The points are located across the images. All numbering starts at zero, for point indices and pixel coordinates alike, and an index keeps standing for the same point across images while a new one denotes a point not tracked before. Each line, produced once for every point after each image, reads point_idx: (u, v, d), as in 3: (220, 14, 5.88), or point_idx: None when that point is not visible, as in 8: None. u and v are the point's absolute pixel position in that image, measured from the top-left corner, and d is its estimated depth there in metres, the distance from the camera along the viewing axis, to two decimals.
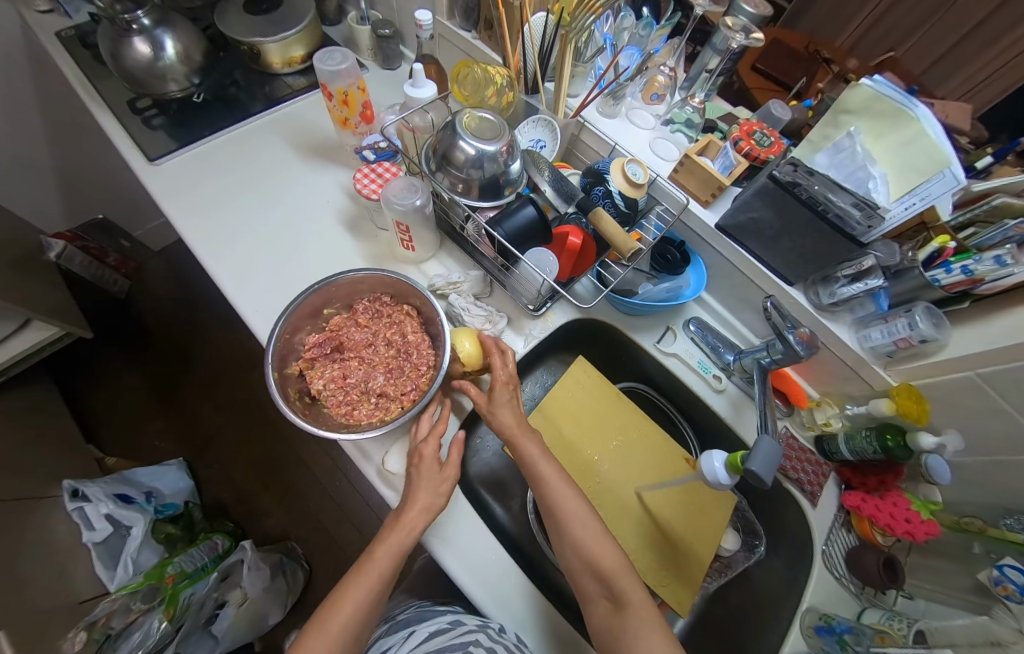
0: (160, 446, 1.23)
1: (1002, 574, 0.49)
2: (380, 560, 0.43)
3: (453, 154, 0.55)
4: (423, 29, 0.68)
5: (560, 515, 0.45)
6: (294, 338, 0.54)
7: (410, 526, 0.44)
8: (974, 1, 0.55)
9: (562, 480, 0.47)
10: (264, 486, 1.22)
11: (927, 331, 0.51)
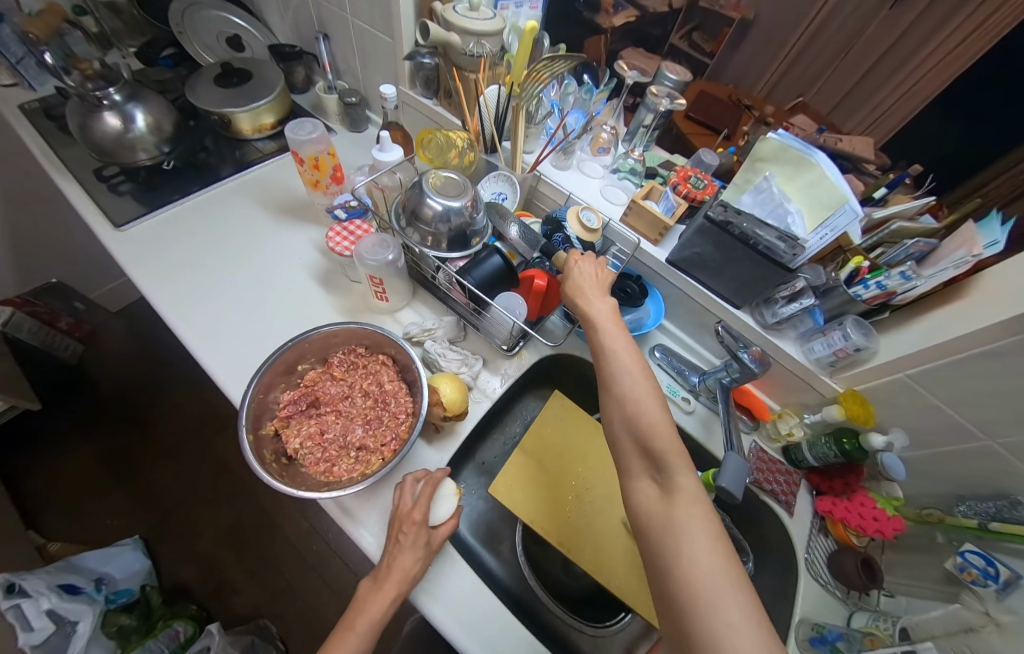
0: (113, 524, 1.12)
1: (965, 560, 0.53)
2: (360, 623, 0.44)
3: (421, 211, 0.60)
4: (388, 101, 0.74)
5: (618, 394, 0.42)
6: (268, 398, 0.53)
7: (389, 593, 0.45)
8: (864, 49, 0.63)
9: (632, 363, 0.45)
10: (233, 557, 1.12)
11: (859, 340, 0.57)
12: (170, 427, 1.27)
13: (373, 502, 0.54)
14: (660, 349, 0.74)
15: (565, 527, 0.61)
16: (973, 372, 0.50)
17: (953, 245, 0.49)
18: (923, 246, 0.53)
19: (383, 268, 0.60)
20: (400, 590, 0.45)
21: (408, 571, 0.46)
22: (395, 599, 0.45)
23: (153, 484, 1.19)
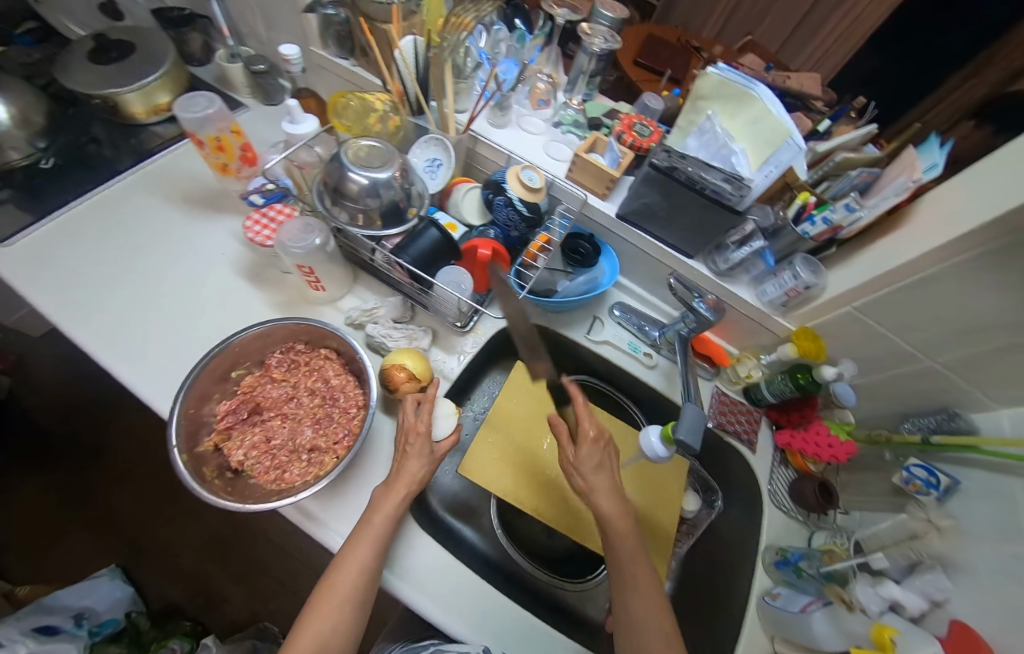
0: (86, 556, 1.07)
1: (911, 473, 0.56)
2: (374, 527, 0.44)
3: (345, 186, 0.55)
4: (292, 65, 0.67)
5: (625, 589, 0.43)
6: (201, 412, 0.49)
7: (405, 490, 0.46)
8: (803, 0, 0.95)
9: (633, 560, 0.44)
10: (221, 569, 1.10)
11: (808, 278, 0.57)
12: (126, 453, 1.19)
13: (336, 500, 0.51)
14: (619, 307, 0.74)
15: (540, 496, 0.61)
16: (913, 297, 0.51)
17: (896, 173, 0.49)
18: (866, 176, 0.52)
19: (311, 253, 0.56)
20: (414, 489, 0.47)
21: (420, 473, 0.47)
22: (410, 496, 0.46)
23: (120, 512, 1.13)
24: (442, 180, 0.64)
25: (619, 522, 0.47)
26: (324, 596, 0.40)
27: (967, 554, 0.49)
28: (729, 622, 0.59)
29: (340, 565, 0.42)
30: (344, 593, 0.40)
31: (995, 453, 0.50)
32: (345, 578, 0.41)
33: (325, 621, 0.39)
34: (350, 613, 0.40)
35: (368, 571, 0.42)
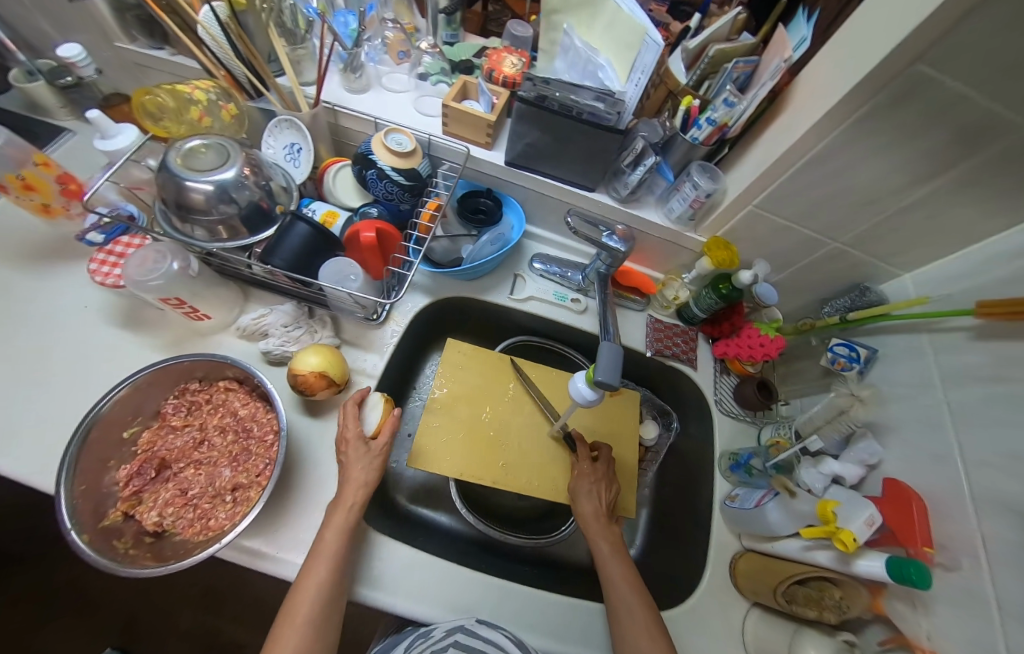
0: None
1: (834, 353, 0.59)
2: (326, 544, 0.42)
3: (186, 198, 0.47)
4: (80, 65, 0.62)
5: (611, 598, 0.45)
6: (95, 485, 0.44)
7: (351, 494, 0.45)
8: None
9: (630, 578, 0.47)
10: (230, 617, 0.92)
11: (707, 185, 0.55)
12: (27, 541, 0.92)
13: (275, 529, 0.48)
14: (538, 260, 0.71)
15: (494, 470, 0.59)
16: (802, 183, 0.50)
17: (771, 57, 0.47)
18: (745, 67, 0.49)
19: (171, 281, 0.49)
20: (363, 494, 0.45)
21: (367, 476, 0.46)
22: (358, 503, 0.45)
23: (24, 629, 0.87)
24: (307, 166, 0.59)
25: (596, 526, 0.51)
26: (283, 627, 0.38)
27: (891, 414, 0.54)
28: (699, 531, 0.62)
29: (295, 593, 0.39)
30: (303, 618, 0.38)
31: (902, 317, 0.54)
32: (303, 602, 0.38)
33: (285, 649, 0.36)
34: (312, 636, 0.37)
35: (327, 590, 0.40)
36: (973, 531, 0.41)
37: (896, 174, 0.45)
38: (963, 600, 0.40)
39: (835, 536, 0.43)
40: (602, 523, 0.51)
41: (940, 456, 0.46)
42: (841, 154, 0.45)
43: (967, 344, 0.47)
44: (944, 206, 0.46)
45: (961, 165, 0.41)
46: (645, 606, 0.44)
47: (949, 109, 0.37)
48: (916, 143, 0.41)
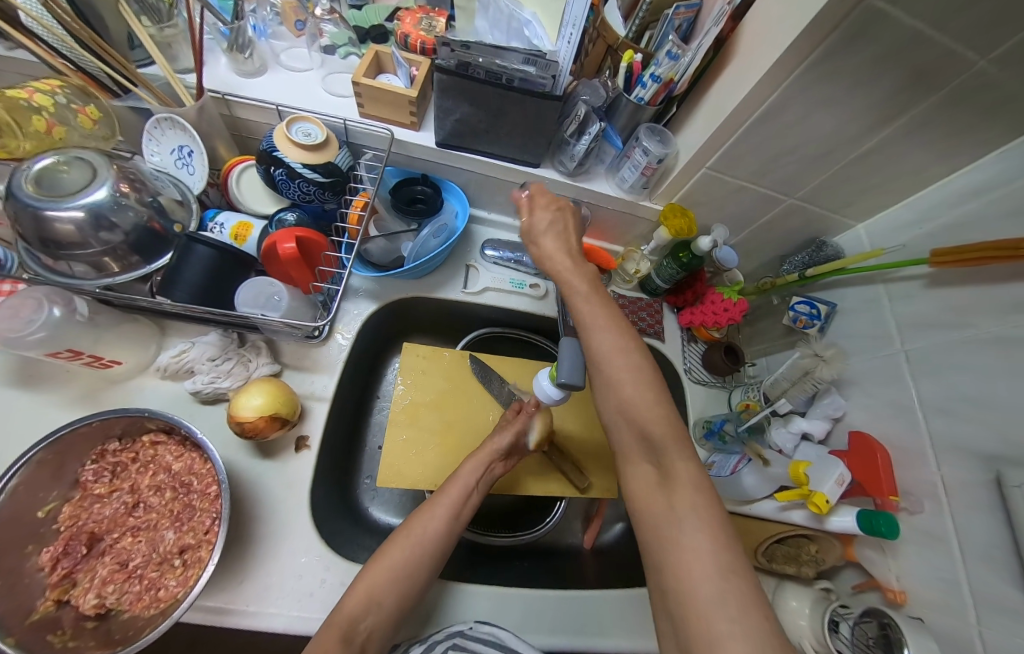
0: None
1: (796, 312, 0.60)
2: (453, 490, 0.45)
3: (49, 230, 0.39)
4: None
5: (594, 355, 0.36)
6: (12, 580, 0.38)
7: (480, 457, 0.48)
8: None
9: (622, 357, 0.35)
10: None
11: (657, 150, 0.51)
12: None
13: (240, 581, 0.44)
14: (489, 246, 0.66)
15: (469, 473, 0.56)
16: (756, 141, 0.47)
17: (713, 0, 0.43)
18: (687, 12, 0.44)
19: (58, 329, 0.41)
20: (492, 459, 0.49)
21: (499, 447, 0.49)
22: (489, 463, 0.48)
23: None
24: (203, 172, 0.51)
25: (572, 270, 0.40)
26: (395, 542, 0.40)
27: (854, 367, 0.55)
28: None
29: (416, 517, 0.42)
30: (416, 541, 0.40)
31: (858, 271, 0.53)
32: (422, 529, 0.41)
33: (394, 560, 0.39)
34: (415, 562, 0.40)
35: (441, 532, 0.42)
36: (934, 476, 0.43)
37: (847, 124, 0.43)
38: (925, 539, 0.43)
39: (810, 499, 0.44)
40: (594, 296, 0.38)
41: (902, 401, 0.48)
42: (792, 108, 0.42)
43: (920, 293, 0.48)
44: (893, 153, 0.45)
45: (909, 110, 0.40)
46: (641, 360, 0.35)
47: (902, 50, 0.35)
48: (864, 90, 0.39)
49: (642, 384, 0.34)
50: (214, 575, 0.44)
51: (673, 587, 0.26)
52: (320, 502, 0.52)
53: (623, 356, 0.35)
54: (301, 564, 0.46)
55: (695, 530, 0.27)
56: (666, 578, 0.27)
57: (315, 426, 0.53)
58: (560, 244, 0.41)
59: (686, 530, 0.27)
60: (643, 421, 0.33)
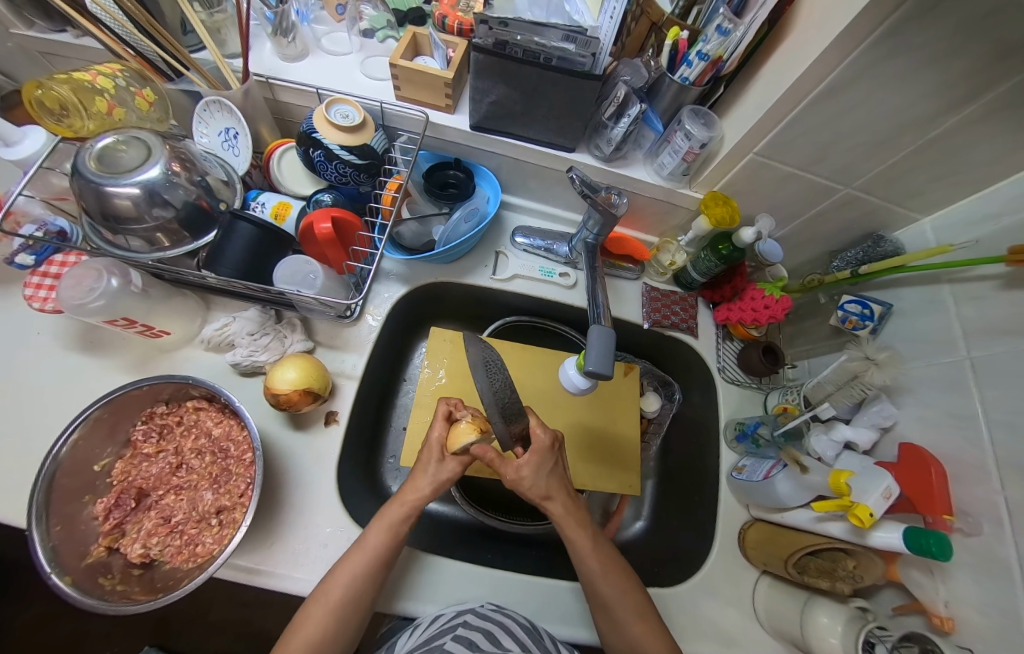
0: None
1: (845, 311, 0.56)
2: (371, 541, 0.40)
3: (111, 206, 0.41)
4: None
5: (614, 611, 0.41)
6: (72, 524, 0.41)
7: (450, 469, 0.42)
8: None
9: (629, 593, 0.42)
10: (262, 608, 0.88)
11: (700, 134, 0.48)
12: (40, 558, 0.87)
13: (269, 545, 0.46)
14: (519, 234, 0.65)
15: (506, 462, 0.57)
16: (808, 124, 0.44)
17: None
18: None
19: (116, 298, 0.44)
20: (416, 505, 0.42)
21: (423, 491, 0.42)
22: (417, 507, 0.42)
23: (67, 641, 0.83)
24: (247, 153, 0.53)
25: (598, 559, 0.42)
26: (311, 606, 0.39)
27: (909, 374, 0.50)
28: (705, 501, 0.61)
29: (332, 575, 0.40)
30: (332, 606, 0.38)
31: (920, 269, 0.48)
32: (336, 593, 0.39)
33: (311, 631, 0.38)
34: (336, 623, 0.38)
35: (356, 591, 0.39)
36: (996, 496, 0.39)
37: (916, 105, 0.39)
38: (981, 563, 0.39)
39: (851, 511, 0.41)
40: (575, 514, 0.44)
41: (963, 413, 0.44)
42: (856, 86, 0.39)
43: (992, 295, 0.43)
44: (970, 141, 0.40)
45: (989, 92, 0.35)
46: (640, 597, 0.42)
47: (981, 30, 0.31)
48: (938, 70, 0.35)
49: (610, 577, 0.42)
50: (247, 537, 0.46)
51: (606, 633, 0.43)
52: (346, 477, 0.54)
53: (584, 533, 0.43)
54: (326, 533, 0.48)
55: (633, 622, 0.41)
56: (610, 637, 0.43)
57: (343, 403, 0.55)
58: (555, 493, 0.43)
59: (636, 634, 0.41)
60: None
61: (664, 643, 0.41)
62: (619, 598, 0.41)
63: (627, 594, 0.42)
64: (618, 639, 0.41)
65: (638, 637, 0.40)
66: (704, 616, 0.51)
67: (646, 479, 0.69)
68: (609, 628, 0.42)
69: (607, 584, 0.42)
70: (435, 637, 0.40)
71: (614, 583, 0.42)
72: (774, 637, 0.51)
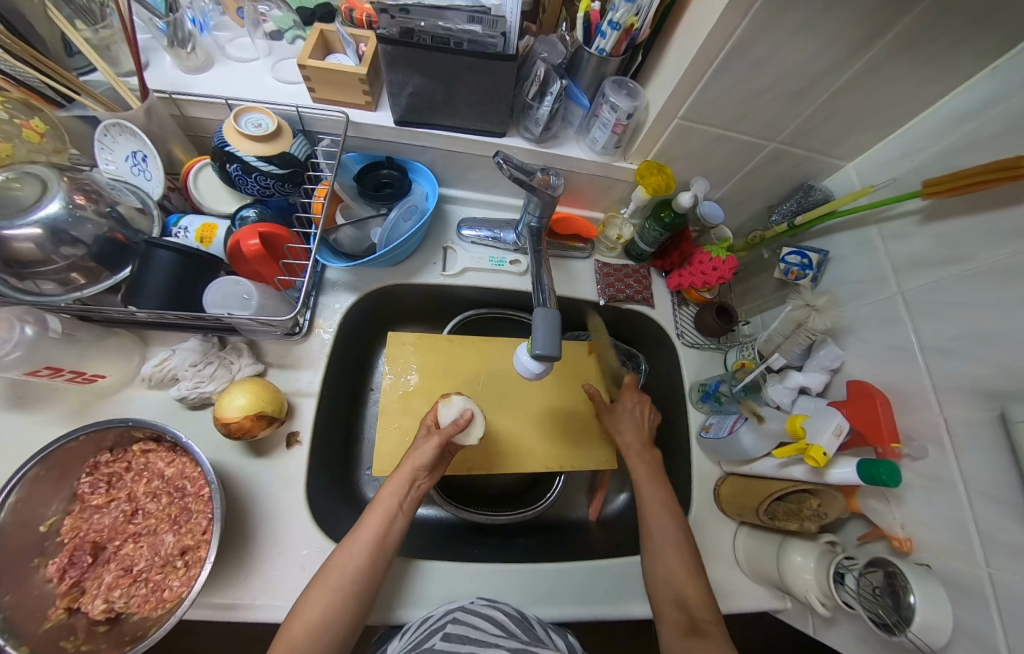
0: None
1: (787, 263, 0.57)
2: (374, 516, 0.42)
3: (10, 250, 0.38)
4: None
5: (657, 540, 0.45)
6: (21, 592, 0.39)
7: (434, 440, 0.45)
8: None
9: (676, 530, 0.46)
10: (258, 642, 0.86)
11: (625, 104, 0.48)
12: None
13: (244, 577, 0.45)
14: (465, 226, 0.64)
15: (480, 459, 0.56)
16: (726, 84, 0.44)
17: None
18: None
19: (34, 347, 0.41)
20: (415, 477, 0.44)
21: (422, 464, 0.44)
22: (415, 480, 0.44)
23: None
24: (161, 176, 0.50)
25: (657, 501, 0.48)
26: (313, 588, 0.38)
27: (850, 316, 0.52)
28: (679, 465, 0.62)
29: (338, 552, 0.40)
30: (333, 584, 0.38)
31: (848, 213, 0.50)
32: (341, 566, 0.39)
33: (315, 610, 0.37)
34: (338, 602, 0.37)
35: (363, 564, 0.39)
36: (937, 418, 0.41)
37: (824, 53, 0.40)
38: (929, 483, 0.41)
39: (807, 453, 0.43)
40: (641, 454, 0.52)
41: (900, 345, 0.46)
42: (765, 40, 0.39)
43: (915, 229, 0.45)
44: (882, 79, 0.41)
45: (889, 30, 0.36)
46: (685, 538, 0.45)
47: None
48: (838, 15, 0.36)
49: (666, 512, 0.47)
50: (220, 572, 0.45)
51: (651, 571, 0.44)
52: (318, 495, 0.52)
53: (645, 467, 0.51)
54: (303, 555, 0.47)
55: (675, 550, 0.44)
56: (652, 581, 0.44)
57: (304, 422, 0.53)
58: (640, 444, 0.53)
59: (675, 569, 0.43)
60: (683, 591, 0.42)
61: (701, 587, 0.42)
62: (667, 529, 0.45)
63: (675, 527, 0.46)
64: (658, 571, 0.44)
65: (680, 573, 0.43)
66: None
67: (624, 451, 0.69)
68: (653, 566, 0.44)
69: (654, 516, 0.47)
70: (424, 640, 0.40)
71: (665, 518, 0.46)
72: (758, 581, 0.53)
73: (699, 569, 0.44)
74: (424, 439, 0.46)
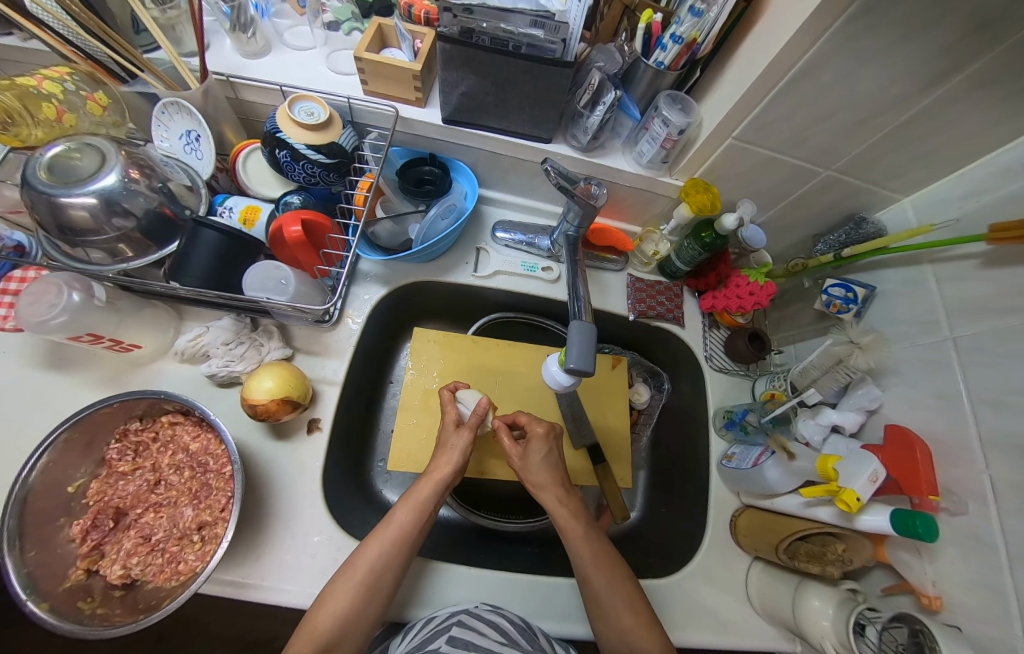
0: None
1: (830, 295, 0.55)
2: (397, 517, 0.41)
3: (67, 218, 0.39)
4: None
5: (602, 597, 0.41)
6: (46, 548, 0.40)
7: (465, 436, 0.47)
8: None
9: (622, 579, 0.42)
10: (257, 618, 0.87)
11: (678, 120, 0.47)
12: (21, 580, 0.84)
13: (256, 558, 0.45)
14: (500, 229, 0.64)
15: (495, 463, 0.56)
16: (784, 108, 0.43)
17: None
18: None
19: (78, 314, 0.42)
20: (448, 481, 0.44)
21: (456, 464, 0.45)
22: (448, 482, 0.44)
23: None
24: (211, 157, 0.51)
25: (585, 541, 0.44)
26: (342, 578, 0.38)
27: (894, 357, 0.50)
28: (696, 490, 0.61)
29: (363, 548, 0.40)
30: (361, 577, 0.38)
31: (901, 250, 0.48)
32: (365, 563, 0.39)
33: (340, 601, 0.37)
34: (363, 596, 0.38)
35: (387, 562, 0.39)
36: (981, 475, 0.39)
37: (895, 82, 0.38)
38: (967, 541, 0.39)
39: (839, 496, 0.41)
40: (559, 492, 0.46)
41: (947, 393, 0.44)
42: (832, 68, 0.38)
43: (973, 274, 0.43)
44: (952, 116, 0.39)
45: (968, 66, 0.34)
46: (630, 585, 0.42)
47: (954, 3, 0.30)
48: (916, 47, 0.34)
49: (597, 559, 0.43)
50: (232, 551, 0.45)
51: (598, 630, 0.42)
52: (334, 484, 0.53)
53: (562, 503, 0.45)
54: (314, 542, 0.47)
55: (624, 611, 0.40)
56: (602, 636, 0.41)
57: (326, 409, 0.54)
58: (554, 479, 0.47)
59: (628, 625, 0.39)
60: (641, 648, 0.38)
61: (658, 635, 0.40)
62: (607, 583, 0.41)
63: (621, 582, 0.42)
64: (609, 631, 0.40)
65: (632, 628, 0.39)
66: (699, 605, 0.51)
67: (638, 470, 0.68)
68: (597, 620, 0.42)
69: (596, 568, 0.42)
70: (429, 640, 0.40)
71: (604, 571, 0.42)
72: (768, 620, 0.51)
73: (654, 614, 0.41)
74: (452, 434, 0.47)
